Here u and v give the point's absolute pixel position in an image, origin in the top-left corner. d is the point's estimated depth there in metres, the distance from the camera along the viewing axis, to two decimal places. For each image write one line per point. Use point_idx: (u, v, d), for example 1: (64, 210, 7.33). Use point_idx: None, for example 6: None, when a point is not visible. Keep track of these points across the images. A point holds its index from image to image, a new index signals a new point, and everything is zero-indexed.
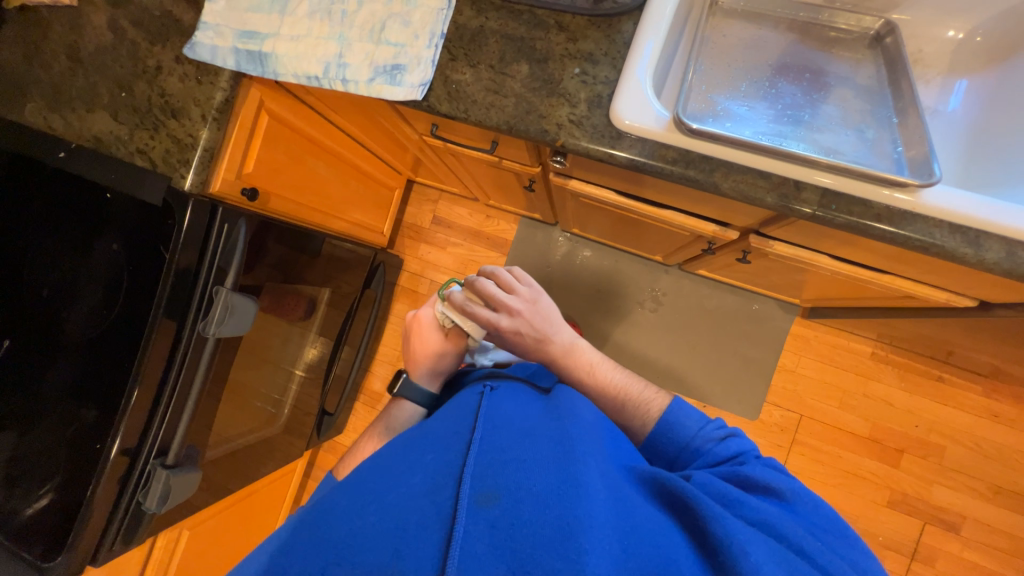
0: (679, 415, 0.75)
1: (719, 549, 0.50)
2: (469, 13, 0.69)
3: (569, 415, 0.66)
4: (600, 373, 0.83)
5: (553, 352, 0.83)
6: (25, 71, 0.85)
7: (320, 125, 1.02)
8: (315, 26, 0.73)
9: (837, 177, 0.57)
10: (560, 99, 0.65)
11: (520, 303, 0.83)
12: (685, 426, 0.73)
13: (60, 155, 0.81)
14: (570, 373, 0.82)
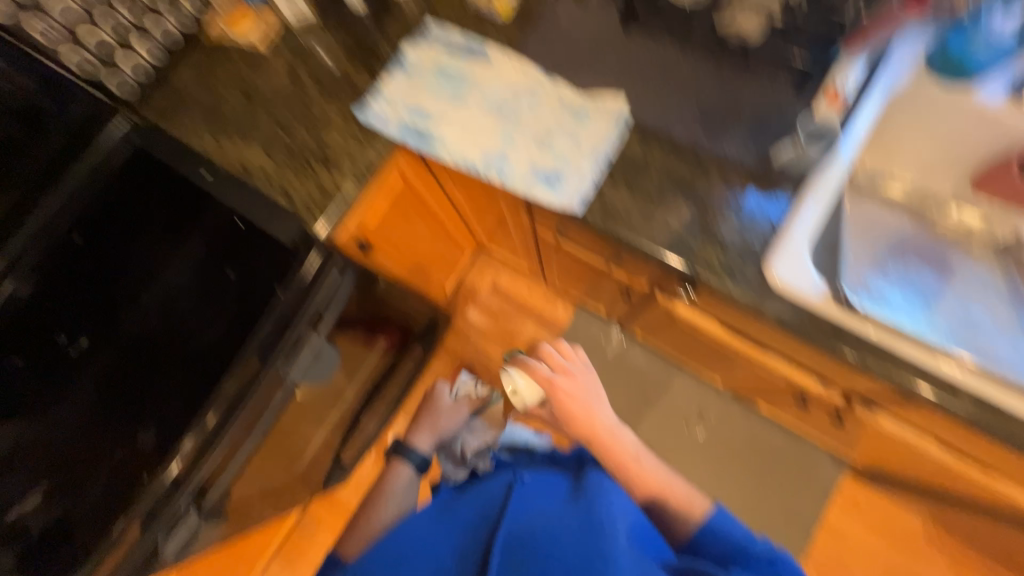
0: (724, 520, 0.73)
1: None
2: (635, 143, 0.73)
3: (593, 507, 0.70)
4: (634, 466, 0.84)
5: (597, 429, 0.87)
6: (195, 92, 0.91)
7: (435, 191, 1.06)
8: (484, 119, 0.78)
9: (995, 390, 0.57)
10: (713, 243, 0.67)
11: (571, 371, 0.94)
12: (729, 529, 0.72)
13: (205, 176, 0.84)
14: (606, 451, 0.86)
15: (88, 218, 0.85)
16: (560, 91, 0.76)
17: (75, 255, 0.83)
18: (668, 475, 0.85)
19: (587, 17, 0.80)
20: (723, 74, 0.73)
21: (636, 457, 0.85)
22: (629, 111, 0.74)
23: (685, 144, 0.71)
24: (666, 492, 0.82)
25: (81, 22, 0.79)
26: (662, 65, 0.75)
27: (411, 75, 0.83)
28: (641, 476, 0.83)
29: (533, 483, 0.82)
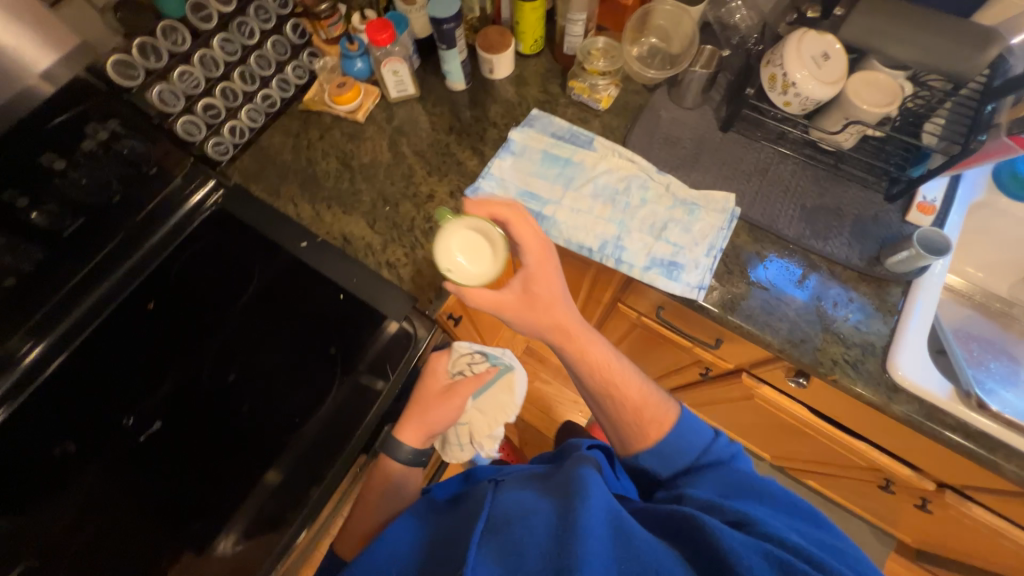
0: (692, 434, 0.68)
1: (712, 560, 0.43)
2: (745, 237, 0.77)
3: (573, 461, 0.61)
4: (615, 367, 0.72)
5: (573, 330, 0.71)
6: (288, 159, 0.88)
7: None
8: (596, 206, 0.81)
9: None
10: (834, 338, 0.70)
11: (550, 251, 0.70)
12: (698, 440, 0.67)
13: (301, 244, 0.81)
14: (578, 352, 0.71)
15: (166, 286, 0.79)
16: (670, 184, 0.80)
17: (146, 325, 0.77)
18: (643, 383, 0.73)
19: (687, 117, 0.86)
20: (820, 179, 0.79)
21: (595, 348, 0.72)
22: (739, 206, 0.78)
23: (795, 241, 0.75)
24: (639, 407, 0.71)
25: (198, 90, 0.75)
26: (763, 167, 0.81)
27: (519, 157, 0.85)
28: (624, 385, 0.72)
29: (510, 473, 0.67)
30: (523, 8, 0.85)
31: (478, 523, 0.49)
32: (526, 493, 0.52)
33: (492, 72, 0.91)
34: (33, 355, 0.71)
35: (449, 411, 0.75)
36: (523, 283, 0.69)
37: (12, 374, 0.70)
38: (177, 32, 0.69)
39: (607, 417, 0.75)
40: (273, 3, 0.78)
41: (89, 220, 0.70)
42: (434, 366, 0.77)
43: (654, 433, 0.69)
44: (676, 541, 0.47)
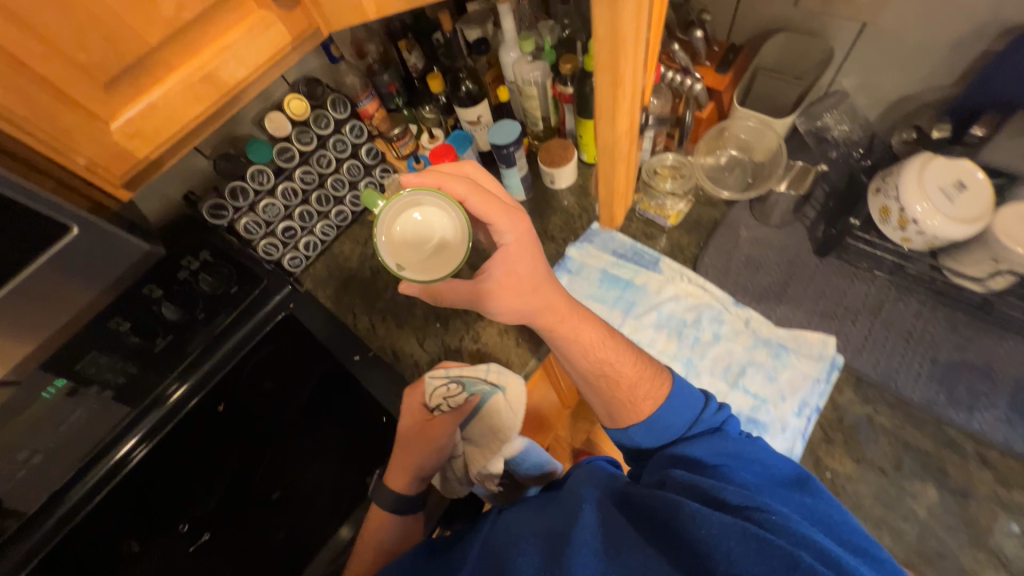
0: (681, 403, 0.55)
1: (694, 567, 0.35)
2: (850, 394, 0.63)
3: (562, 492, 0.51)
4: (610, 352, 0.59)
5: (556, 305, 0.59)
6: (353, 268, 0.92)
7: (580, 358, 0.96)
8: (659, 339, 0.72)
9: None
10: (990, 555, 0.54)
11: (520, 220, 0.58)
12: (686, 411, 0.54)
13: (353, 357, 0.79)
14: (570, 335, 0.59)
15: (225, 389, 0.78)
16: (751, 318, 0.69)
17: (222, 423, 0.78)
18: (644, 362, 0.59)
19: (772, 237, 0.75)
20: (958, 324, 0.63)
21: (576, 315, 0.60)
22: (841, 353, 0.64)
23: (923, 408, 0.59)
24: (632, 387, 0.57)
25: (278, 217, 0.82)
26: (875, 304, 0.66)
27: (575, 277, 0.79)
28: (614, 361, 0.58)
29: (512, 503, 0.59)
30: (587, 125, 0.82)
31: (475, 555, 0.47)
32: (517, 527, 0.48)
33: (554, 182, 0.88)
34: (178, 394, 0.72)
35: (434, 457, 0.68)
36: (500, 261, 0.57)
37: (157, 412, 0.71)
38: (263, 174, 0.78)
39: (591, 401, 0.61)
40: (350, 134, 0.84)
41: (177, 336, 0.74)
42: (413, 401, 0.69)
43: (647, 407, 0.55)
44: (655, 534, 0.39)
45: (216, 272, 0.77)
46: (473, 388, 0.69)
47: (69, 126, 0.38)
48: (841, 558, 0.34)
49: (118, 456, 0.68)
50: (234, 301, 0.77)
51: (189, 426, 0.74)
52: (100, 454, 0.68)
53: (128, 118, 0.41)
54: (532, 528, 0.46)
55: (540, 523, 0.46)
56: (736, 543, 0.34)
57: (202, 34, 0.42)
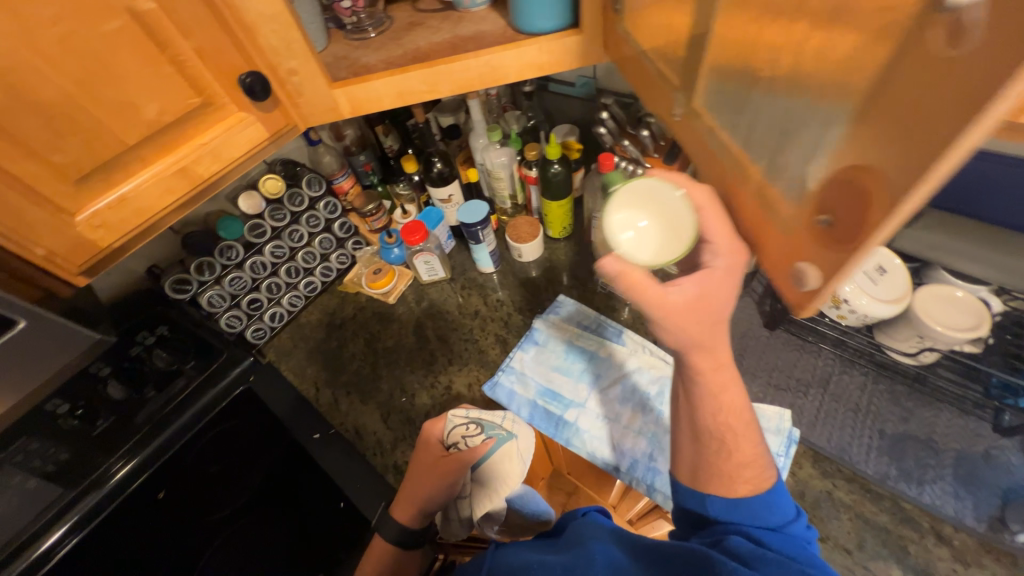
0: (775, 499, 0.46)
1: None
2: (809, 468, 0.64)
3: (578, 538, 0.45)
4: (737, 418, 0.49)
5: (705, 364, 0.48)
6: (319, 338, 0.91)
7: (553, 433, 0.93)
8: (625, 412, 0.73)
9: None
10: None
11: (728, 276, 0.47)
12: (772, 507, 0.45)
13: (313, 435, 0.75)
14: (709, 388, 0.49)
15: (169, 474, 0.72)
16: None
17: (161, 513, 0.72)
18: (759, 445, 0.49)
19: (725, 311, 0.79)
20: (898, 397, 0.66)
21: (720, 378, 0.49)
22: (797, 426, 0.66)
23: (875, 482, 0.61)
24: (745, 464, 0.48)
25: (244, 290, 0.82)
26: (823, 377, 0.70)
27: (543, 348, 0.81)
28: (739, 437, 0.48)
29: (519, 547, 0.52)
30: (551, 206, 0.88)
31: None
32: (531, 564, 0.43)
33: (521, 256, 0.92)
34: (122, 472, 0.68)
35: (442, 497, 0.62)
36: (680, 302, 0.46)
37: (97, 492, 0.67)
38: (232, 249, 0.79)
39: (681, 449, 0.52)
40: (324, 211, 0.88)
41: (119, 418, 0.69)
42: (428, 434, 0.66)
43: (745, 490, 0.46)
44: None
45: (172, 348, 0.73)
46: (486, 432, 0.65)
47: (33, 221, 0.39)
48: None
49: (44, 546, 0.63)
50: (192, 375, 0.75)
51: (127, 513, 0.69)
52: (26, 543, 0.62)
53: (93, 212, 0.42)
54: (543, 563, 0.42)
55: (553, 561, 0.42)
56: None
57: (180, 133, 0.45)
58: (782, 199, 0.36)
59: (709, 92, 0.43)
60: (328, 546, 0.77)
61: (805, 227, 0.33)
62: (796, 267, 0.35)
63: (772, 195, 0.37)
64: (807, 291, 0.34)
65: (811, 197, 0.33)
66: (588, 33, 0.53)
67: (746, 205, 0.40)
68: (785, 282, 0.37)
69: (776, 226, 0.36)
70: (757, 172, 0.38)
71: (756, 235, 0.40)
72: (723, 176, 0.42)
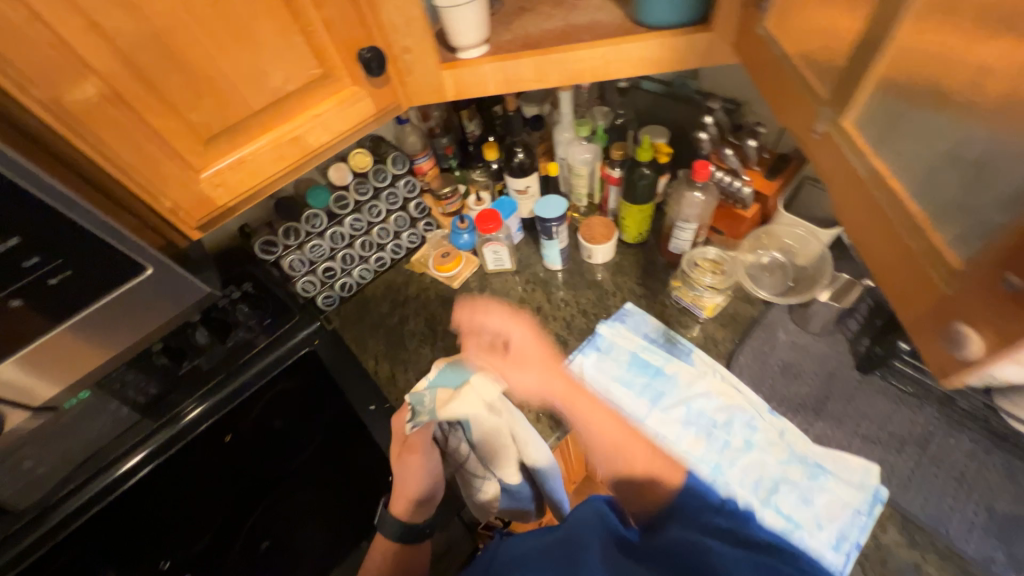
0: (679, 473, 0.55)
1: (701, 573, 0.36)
2: (895, 534, 0.59)
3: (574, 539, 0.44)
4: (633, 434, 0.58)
5: (559, 392, 0.66)
6: (383, 313, 0.93)
7: None
8: (687, 437, 0.69)
9: None
10: None
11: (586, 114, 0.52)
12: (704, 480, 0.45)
13: (370, 408, 0.78)
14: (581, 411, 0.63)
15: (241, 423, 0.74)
16: (786, 430, 0.66)
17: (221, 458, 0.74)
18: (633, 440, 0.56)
19: (810, 345, 0.73)
20: (1016, 473, 0.58)
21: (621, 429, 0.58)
22: (885, 484, 0.61)
23: (974, 562, 0.55)
24: (654, 465, 0.52)
25: (322, 257, 0.85)
26: (923, 435, 0.63)
27: (603, 355, 0.78)
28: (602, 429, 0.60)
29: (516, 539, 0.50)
30: (631, 210, 0.84)
31: None
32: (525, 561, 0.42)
33: (591, 257, 0.89)
34: (193, 414, 0.70)
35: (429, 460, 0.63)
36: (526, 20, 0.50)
37: (169, 431, 0.68)
38: (316, 218, 0.82)
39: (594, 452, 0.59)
40: (403, 188, 0.89)
41: (200, 362, 0.73)
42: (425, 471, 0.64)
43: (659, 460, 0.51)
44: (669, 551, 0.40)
45: (253, 304, 0.78)
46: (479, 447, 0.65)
47: (167, 174, 0.42)
48: None
49: (123, 469, 0.65)
50: (263, 332, 0.77)
51: (204, 452, 0.73)
52: (109, 463, 0.66)
53: (216, 169, 0.44)
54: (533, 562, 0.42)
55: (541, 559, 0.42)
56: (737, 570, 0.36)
57: (300, 103, 0.47)
58: (949, 253, 0.29)
59: (878, 112, 0.37)
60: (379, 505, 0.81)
61: (974, 283, 0.27)
62: (947, 325, 0.29)
63: (930, 244, 0.30)
64: (964, 356, 0.28)
65: (991, 253, 0.26)
66: (721, 29, 0.48)
67: (887, 249, 0.34)
68: (927, 341, 0.31)
69: (934, 278, 0.30)
70: (921, 217, 0.31)
71: (896, 292, 0.33)
72: (868, 215, 0.35)
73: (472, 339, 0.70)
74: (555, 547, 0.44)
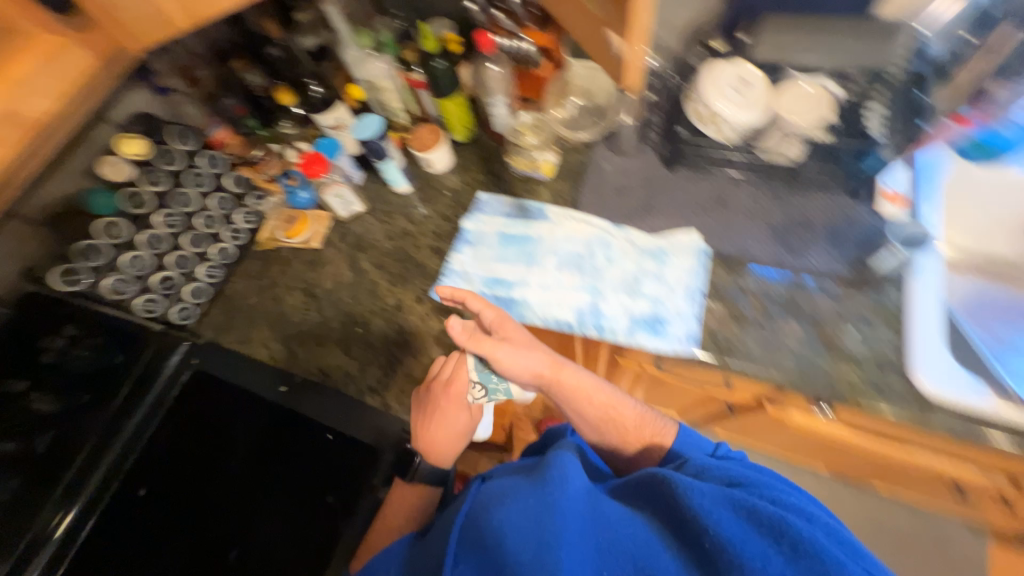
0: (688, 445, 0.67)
1: (697, 531, 0.47)
2: (723, 273, 0.74)
3: (556, 479, 0.55)
4: (618, 411, 0.72)
5: (543, 371, 0.69)
6: (253, 303, 0.88)
7: None
8: (564, 277, 0.78)
9: None
10: (847, 360, 0.65)
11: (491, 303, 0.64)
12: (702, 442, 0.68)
13: (280, 389, 0.78)
14: (595, 410, 0.71)
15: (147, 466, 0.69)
16: (631, 236, 0.79)
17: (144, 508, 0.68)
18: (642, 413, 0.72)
19: (631, 165, 0.84)
20: (781, 193, 0.77)
21: (615, 410, 0.72)
22: (706, 241, 0.76)
23: (772, 265, 0.72)
24: (637, 426, 0.71)
25: (149, 269, 0.78)
26: (721, 196, 0.78)
27: (476, 245, 0.85)
28: (620, 420, 0.72)
29: (499, 471, 0.69)
30: (446, 105, 0.86)
31: (465, 508, 0.58)
32: (521, 502, 0.53)
33: (432, 167, 0.92)
34: (65, 524, 0.64)
35: (458, 413, 0.74)
36: None
37: (51, 545, 0.63)
38: (116, 226, 0.74)
39: (585, 429, 0.74)
40: (206, 165, 0.83)
41: (56, 442, 0.67)
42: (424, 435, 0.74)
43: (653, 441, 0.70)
44: (655, 509, 0.52)
45: (89, 345, 0.71)
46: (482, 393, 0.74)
47: None
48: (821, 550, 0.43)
49: None
50: (110, 395, 0.71)
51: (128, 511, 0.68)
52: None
53: None
54: (523, 508, 0.52)
55: (530, 504, 0.53)
56: (722, 513, 0.47)
57: None
58: None
59: None
60: (310, 498, 0.69)
61: None
62: None
63: None
64: None
65: None
66: None
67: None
68: None
69: None
70: None
71: None
72: None
73: (457, 317, 0.70)
74: (535, 484, 0.56)
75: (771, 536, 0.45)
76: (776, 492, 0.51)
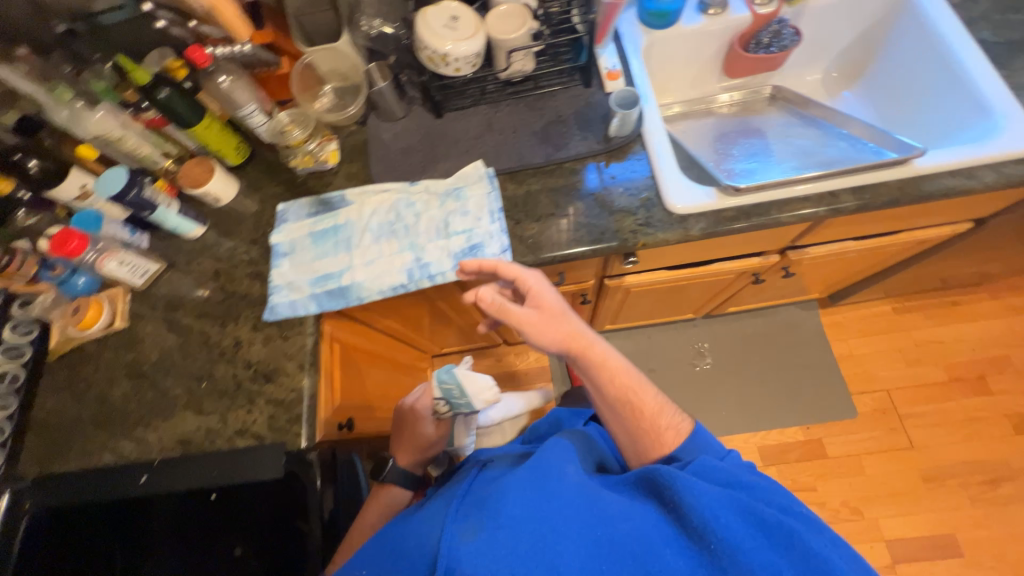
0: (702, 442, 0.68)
1: (698, 530, 0.54)
2: (512, 186, 0.82)
3: (553, 479, 0.61)
4: (637, 392, 0.71)
5: (568, 344, 0.70)
6: (74, 413, 0.78)
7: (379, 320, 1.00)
8: (383, 247, 0.81)
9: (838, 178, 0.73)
10: (622, 213, 0.78)
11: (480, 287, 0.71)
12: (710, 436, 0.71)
13: (141, 480, 0.72)
14: (607, 377, 0.70)
15: None
16: (428, 186, 0.84)
17: None
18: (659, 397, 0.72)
19: (406, 126, 0.90)
20: (531, 103, 0.88)
21: (635, 397, 0.71)
22: (489, 165, 0.83)
23: (546, 163, 0.83)
24: (655, 414, 0.70)
25: None
26: (487, 124, 0.87)
27: (293, 254, 0.84)
28: (638, 401, 0.70)
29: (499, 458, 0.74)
30: (199, 132, 0.82)
31: (461, 500, 0.61)
32: (522, 499, 0.57)
33: (219, 198, 0.88)
34: None
35: (422, 425, 0.90)
36: None
37: None
38: None
39: (607, 413, 0.73)
40: None
41: None
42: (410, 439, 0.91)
43: (671, 438, 0.68)
44: (661, 507, 0.58)
45: None
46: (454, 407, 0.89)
47: None
48: (792, 546, 0.52)
49: None
50: None
51: None
52: None
53: None
54: (522, 507, 0.56)
55: (529, 501, 0.57)
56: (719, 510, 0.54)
57: None
58: None
59: None
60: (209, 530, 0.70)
61: None
62: None
63: None
64: None
65: None
66: None
67: None
68: None
69: None
70: None
71: None
72: None
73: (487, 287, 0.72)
74: (534, 483, 0.60)
75: (772, 542, 0.52)
76: (769, 495, 0.58)
